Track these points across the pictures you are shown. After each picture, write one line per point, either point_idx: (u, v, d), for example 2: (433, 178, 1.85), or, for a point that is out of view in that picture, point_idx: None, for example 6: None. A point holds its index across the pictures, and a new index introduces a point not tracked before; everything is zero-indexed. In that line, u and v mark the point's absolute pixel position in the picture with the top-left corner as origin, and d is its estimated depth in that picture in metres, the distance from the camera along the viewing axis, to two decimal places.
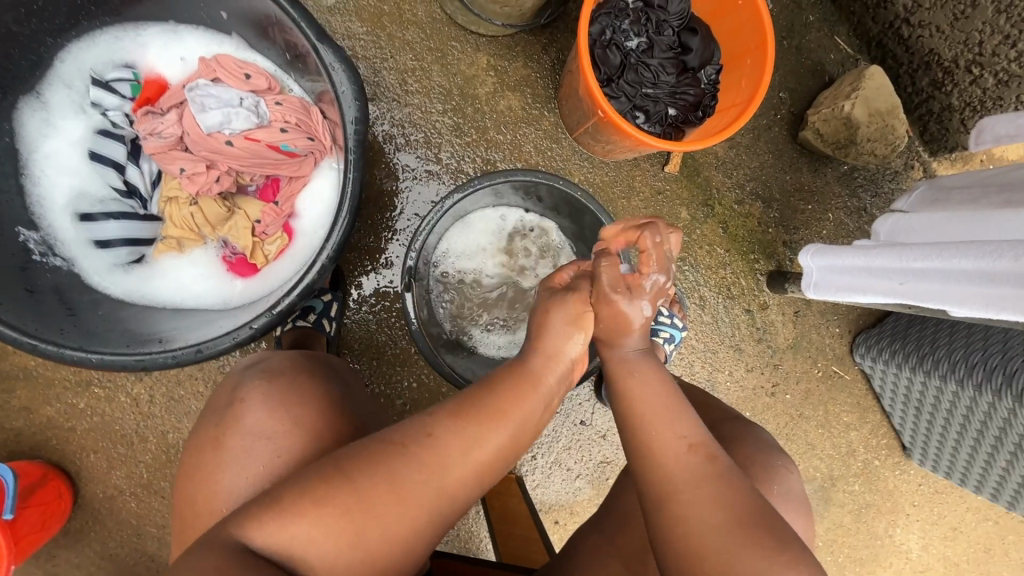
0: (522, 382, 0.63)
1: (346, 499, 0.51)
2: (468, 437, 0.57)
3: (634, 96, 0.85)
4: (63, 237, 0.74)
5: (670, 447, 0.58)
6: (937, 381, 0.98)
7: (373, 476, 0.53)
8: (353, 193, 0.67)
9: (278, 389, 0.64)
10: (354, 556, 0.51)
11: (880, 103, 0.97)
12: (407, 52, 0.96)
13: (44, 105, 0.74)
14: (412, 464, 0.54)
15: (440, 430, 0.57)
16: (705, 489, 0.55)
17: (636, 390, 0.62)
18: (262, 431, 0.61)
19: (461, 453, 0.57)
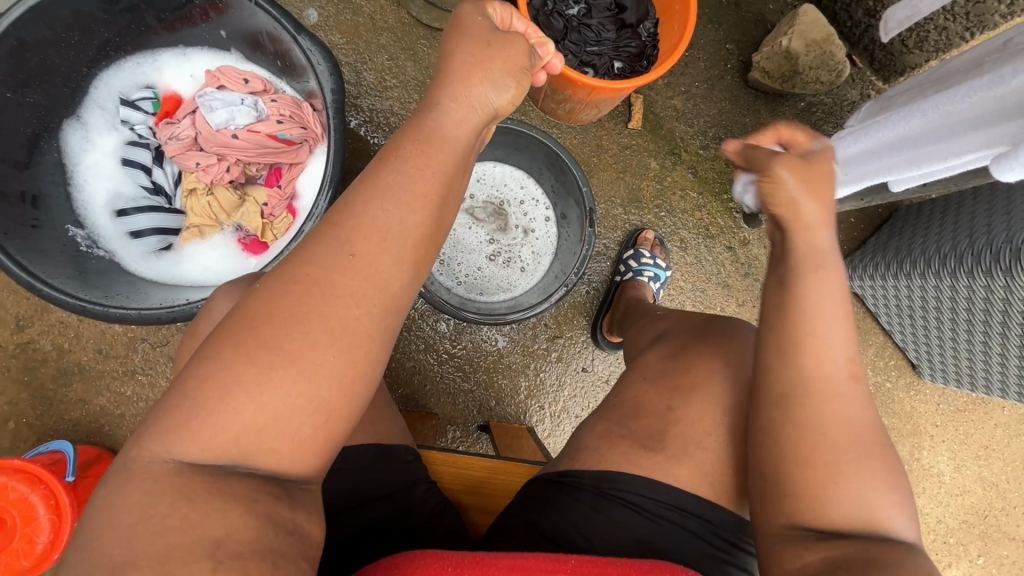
0: (425, 147, 0.51)
1: (282, 352, 0.45)
2: (388, 240, 0.48)
3: (580, 54, 0.95)
4: (103, 233, 0.87)
5: (825, 350, 0.55)
6: (929, 278, 0.99)
7: (303, 327, 0.45)
8: (336, 153, 0.78)
9: (238, 282, 0.68)
10: (309, 421, 0.45)
11: (815, 33, 1.05)
12: (382, 53, 1.10)
13: (83, 125, 0.89)
14: (340, 293, 0.46)
15: (359, 242, 0.47)
16: (839, 407, 0.54)
17: (813, 292, 0.55)
18: (219, 316, 0.65)
19: (393, 263, 0.48)
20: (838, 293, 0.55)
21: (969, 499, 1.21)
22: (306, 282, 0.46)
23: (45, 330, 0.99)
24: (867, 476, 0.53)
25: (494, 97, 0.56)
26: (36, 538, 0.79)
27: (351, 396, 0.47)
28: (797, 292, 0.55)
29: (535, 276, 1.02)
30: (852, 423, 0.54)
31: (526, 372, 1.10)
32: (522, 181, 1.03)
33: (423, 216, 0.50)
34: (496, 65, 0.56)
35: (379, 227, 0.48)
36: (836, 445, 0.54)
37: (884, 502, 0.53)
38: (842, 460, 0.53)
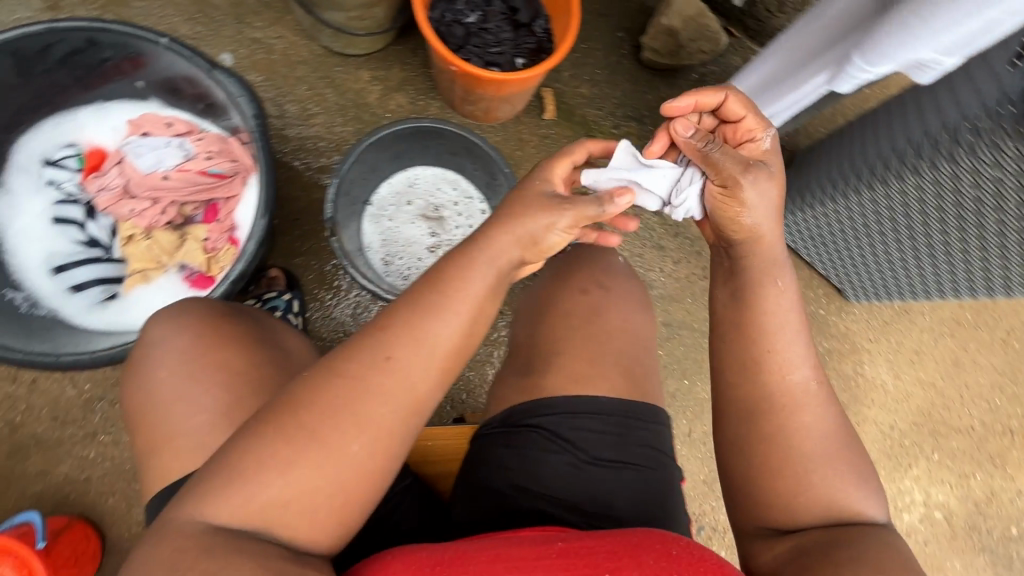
0: (467, 257, 0.56)
1: (317, 440, 0.49)
2: (426, 355, 0.53)
3: (484, 55, 1.03)
4: (44, 293, 0.87)
5: (812, 498, 0.61)
6: (861, 192, 0.96)
7: (337, 422, 0.50)
8: (265, 166, 0.82)
9: (180, 304, 0.64)
10: (334, 501, 0.49)
11: (689, 10, 1.17)
12: (301, 85, 1.15)
13: (8, 190, 0.89)
14: (377, 395, 0.51)
15: (401, 346, 0.52)
16: (819, 497, 0.61)
17: (817, 486, 0.61)
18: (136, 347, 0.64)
19: (426, 367, 0.53)
20: (869, 506, 0.61)
21: (914, 401, 1.32)
22: (347, 379, 0.51)
23: None
24: (834, 482, 0.61)
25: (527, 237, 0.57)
26: None
27: (374, 478, 0.51)
28: (799, 490, 0.61)
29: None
30: (832, 507, 0.61)
31: (490, 361, 1.13)
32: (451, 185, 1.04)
33: (462, 330, 0.54)
34: (565, 216, 0.57)
35: (424, 338, 0.53)
36: (817, 519, 0.60)
37: (849, 496, 0.61)
38: (804, 515, 0.61)
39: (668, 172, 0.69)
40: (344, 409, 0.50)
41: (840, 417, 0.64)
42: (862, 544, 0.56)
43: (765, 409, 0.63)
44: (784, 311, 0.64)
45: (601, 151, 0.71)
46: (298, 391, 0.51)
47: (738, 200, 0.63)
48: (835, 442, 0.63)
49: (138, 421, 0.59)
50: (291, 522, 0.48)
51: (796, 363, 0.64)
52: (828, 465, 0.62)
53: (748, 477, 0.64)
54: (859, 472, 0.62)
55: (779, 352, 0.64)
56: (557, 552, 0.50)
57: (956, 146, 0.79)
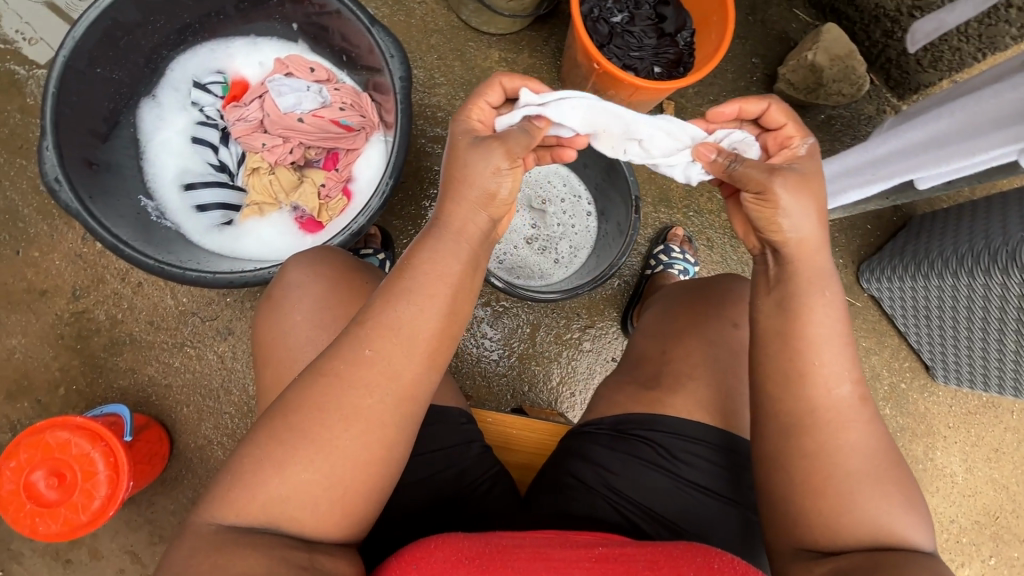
0: (435, 247, 0.56)
1: (308, 437, 0.51)
2: (403, 346, 0.53)
3: (623, 57, 1.02)
4: (171, 205, 0.92)
5: (859, 517, 0.55)
6: (974, 274, 0.99)
7: (324, 417, 0.51)
8: (403, 128, 0.83)
9: (309, 254, 0.73)
10: (331, 497, 0.51)
11: (838, 49, 1.12)
12: (432, 53, 1.17)
13: (158, 105, 0.94)
14: (357, 388, 0.52)
15: (375, 340, 0.52)
16: (869, 517, 0.55)
17: (866, 506, 0.55)
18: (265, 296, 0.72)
19: (406, 357, 0.53)
20: (924, 534, 0.55)
21: (981, 500, 1.25)
22: (331, 375, 0.52)
23: (100, 301, 1.03)
24: (888, 504, 0.55)
25: (477, 210, 0.57)
26: (95, 492, 0.81)
27: (370, 467, 0.52)
28: (845, 508, 0.55)
29: (572, 266, 1.05)
30: (882, 529, 0.55)
31: (559, 360, 1.14)
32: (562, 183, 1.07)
33: (433, 321, 0.54)
34: (495, 158, 0.56)
35: (393, 329, 0.53)
36: (866, 540, 0.54)
37: (904, 521, 0.55)
38: (853, 536, 0.54)
39: (581, 102, 0.67)
40: (328, 406, 0.51)
41: (884, 432, 0.58)
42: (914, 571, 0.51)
43: (794, 422, 0.57)
44: (823, 323, 0.57)
45: (507, 96, 0.66)
46: (293, 391, 0.53)
47: (773, 203, 0.57)
48: (881, 460, 0.56)
49: (264, 360, 0.68)
50: (293, 514, 0.50)
51: (839, 378, 0.57)
52: (872, 483, 0.55)
53: (779, 496, 0.58)
54: (905, 493, 0.56)
55: (822, 368, 0.56)
56: (596, 557, 0.52)
57: (1013, 262, 0.92)
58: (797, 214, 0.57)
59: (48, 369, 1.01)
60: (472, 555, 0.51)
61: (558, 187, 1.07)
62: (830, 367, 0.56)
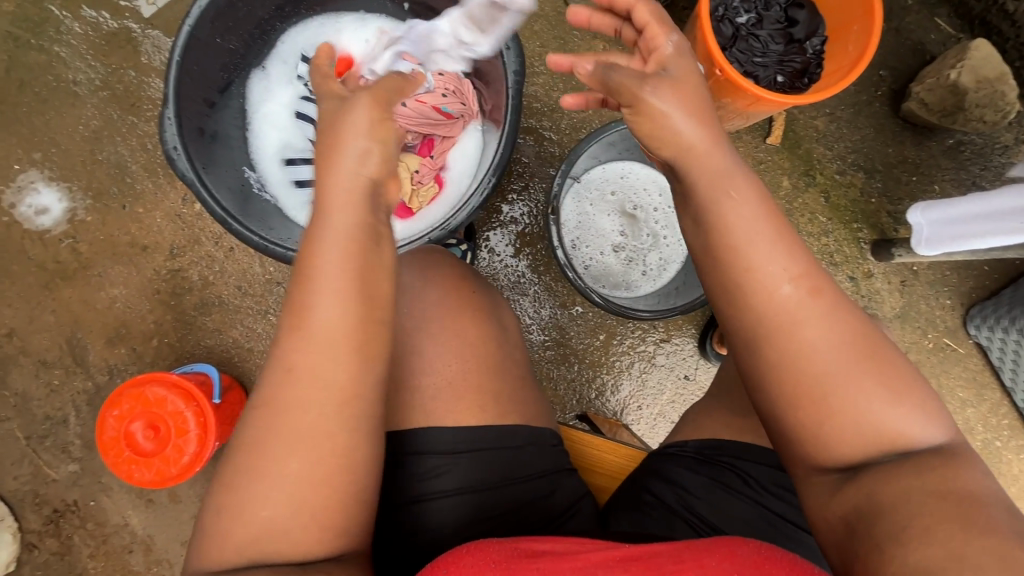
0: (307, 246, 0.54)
1: (271, 460, 0.52)
2: (332, 338, 0.52)
3: (746, 63, 0.95)
4: (271, 179, 0.94)
5: (856, 436, 0.51)
6: None
7: (279, 442, 0.52)
8: (511, 124, 0.81)
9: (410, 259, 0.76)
10: (319, 512, 0.52)
11: (988, 70, 1.01)
12: (534, 40, 1.12)
13: (266, 75, 0.94)
14: (297, 400, 0.52)
15: (296, 353, 0.53)
16: (866, 433, 0.51)
17: (868, 418, 0.51)
18: None
19: (332, 358, 0.53)
20: (924, 417, 0.52)
21: None
22: (274, 401, 0.53)
23: (194, 261, 1.07)
24: (884, 399, 0.51)
25: (359, 167, 0.54)
26: (185, 448, 0.85)
27: (334, 471, 0.53)
28: (838, 440, 0.52)
29: (659, 281, 0.99)
30: (884, 437, 0.51)
31: (629, 372, 1.11)
32: (659, 193, 0.99)
33: (345, 308, 0.53)
34: (360, 111, 0.55)
35: (314, 328, 0.52)
36: (873, 449, 0.51)
37: (908, 420, 0.51)
38: (862, 463, 0.51)
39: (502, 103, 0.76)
40: (274, 429, 0.52)
41: (849, 311, 0.53)
42: (916, 493, 0.47)
43: (763, 338, 0.53)
44: (750, 225, 0.52)
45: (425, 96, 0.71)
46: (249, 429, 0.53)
47: (645, 115, 0.55)
48: (850, 350, 0.52)
49: None
50: (281, 542, 0.51)
51: (783, 281, 0.52)
52: (868, 392, 0.51)
53: (779, 435, 0.55)
54: (894, 386, 0.52)
55: (759, 271, 0.52)
56: (619, 556, 0.50)
57: None
58: (681, 119, 0.54)
59: (143, 321, 1.07)
60: (499, 560, 0.49)
61: (656, 196, 0.99)
62: (781, 302, 0.52)
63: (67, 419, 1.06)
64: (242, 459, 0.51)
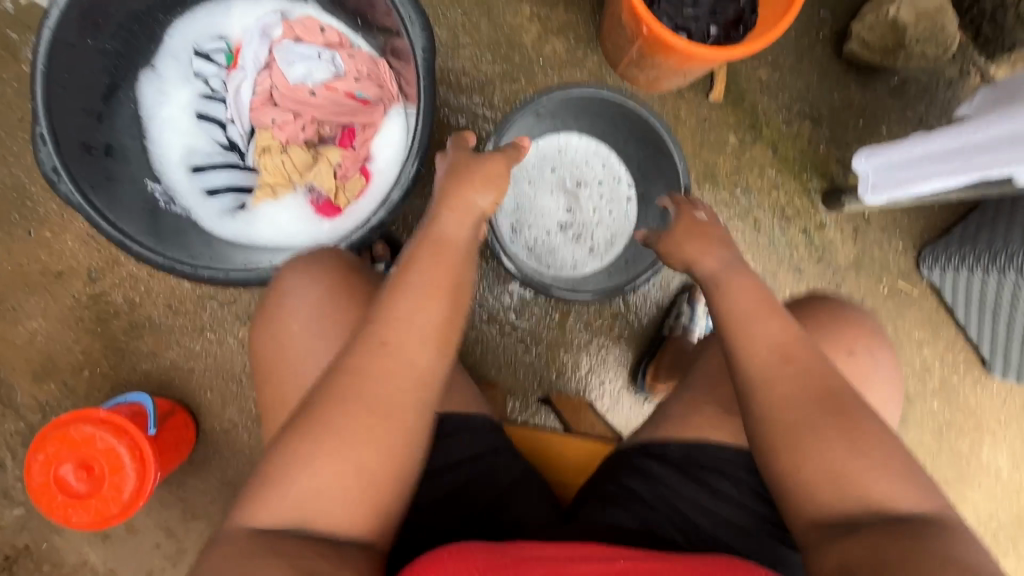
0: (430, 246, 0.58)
1: (331, 428, 0.51)
2: (421, 330, 0.54)
3: (676, 17, 0.91)
4: (179, 189, 0.86)
5: (863, 480, 0.53)
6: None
7: (346, 414, 0.51)
8: (427, 109, 0.75)
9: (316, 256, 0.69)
10: (362, 490, 0.51)
11: (926, 3, 0.98)
12: (456, 8, 1.04)
13: (157, 75, 0.85)
14: (376, 377, 0.52)
15: (388, 332, 0.54)
16: (870, 482, 0.53)
17: (865, 479, 0.53)
18: (289, 286, 0.67)
19: (420, 347, 0.54)
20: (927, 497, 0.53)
21: None
22: (349, 372, 0.53)
23: (116, 283, 1.00)
24: (884, 474, 0.53)
25: (477, 201, 0.62)
26: (123, 486, 0.81)
27: (394, 463, 0.52)
28: (842, 483, 0.53)
29: (608, 256, 0.96)
30: (889, 491, 0.52)
31: (588, 349, 1.08)
32: (598, 165, 0.97)
33: (441, 309, 0.55)
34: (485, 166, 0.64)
35: (384, 339, 0.53)
36: (869, 507, 0.52)
37: (903, 493, 0.52)
38: (855, 509, 0.52)
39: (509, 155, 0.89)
40: (352, 399, 0.52)
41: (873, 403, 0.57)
42: (890, 553, 0.48)
43: (746, 375, 0.59)
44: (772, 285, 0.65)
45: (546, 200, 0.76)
46: (321, 391, 0.52)
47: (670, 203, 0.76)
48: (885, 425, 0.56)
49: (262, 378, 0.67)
50: (323, 510, 0.50)
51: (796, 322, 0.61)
52: (851, 447, 0.54)
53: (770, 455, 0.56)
54: (905, 468, 0.54)
55: (780, 311, 0.62)
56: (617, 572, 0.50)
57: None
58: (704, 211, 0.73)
59: (70, 353, 1.00)
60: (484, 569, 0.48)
61: (596, 166, 0.97)
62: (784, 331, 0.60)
63: (4, 463, 1.00)
64: (305, 426, 0.51)
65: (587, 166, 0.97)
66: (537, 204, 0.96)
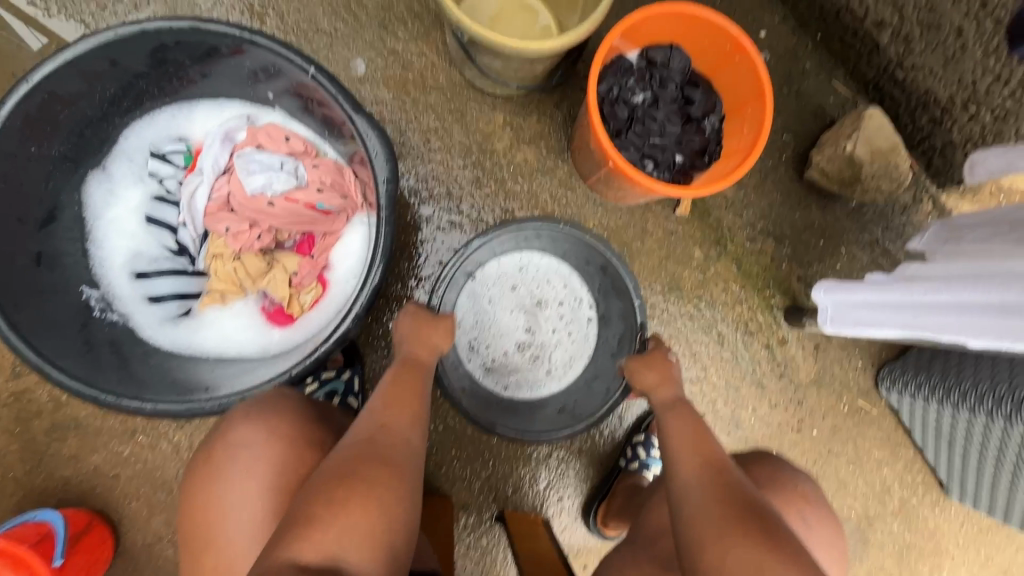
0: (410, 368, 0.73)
1: (349, 488, 0.56)
2: (413, 419, 0.66)
3: (642, 146, 0.92)
4: (119, 294, 0.82)
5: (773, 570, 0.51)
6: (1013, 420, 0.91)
7: (358, 479, 0.57)
8: (386, 238, 0.76)
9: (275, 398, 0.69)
10: (377, 542, 0.54)
11: (880, 141, 1.02)
12: (429, 113, 1.04)
13: (108, 177, 0.83)
14: (389, 444, 0.62)
15: (389, 415, 0.65)
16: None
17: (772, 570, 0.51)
18: (239, 441, 0.64)
19: (413, 429, 0.66)
20: None
21: None
22: (365, 443, 0.61)
23: (42, 381, 0.92)
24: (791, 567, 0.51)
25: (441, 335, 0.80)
26: None
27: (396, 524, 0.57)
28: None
29: (563, 378, 1.00)
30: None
31: (547, 463, 1.04)
32: (558, 286, 1.01)
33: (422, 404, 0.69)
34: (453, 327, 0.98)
35: (383, 423, 0.64)
36: None
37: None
38: None
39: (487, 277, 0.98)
40: (365, 463, 0.59)
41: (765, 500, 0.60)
42: None
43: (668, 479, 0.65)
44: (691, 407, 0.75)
45: None
46: (337, 465, 0.58)
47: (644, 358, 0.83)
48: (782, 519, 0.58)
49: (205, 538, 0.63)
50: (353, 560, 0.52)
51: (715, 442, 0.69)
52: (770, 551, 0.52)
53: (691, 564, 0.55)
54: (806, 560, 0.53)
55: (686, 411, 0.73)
56: None
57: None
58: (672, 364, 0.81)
59: None
60: None
61: (557, 285, 1.02)
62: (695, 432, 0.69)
63: None
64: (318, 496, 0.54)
65: (545, 287, 1.01)
66: (495, 322, 0.99)
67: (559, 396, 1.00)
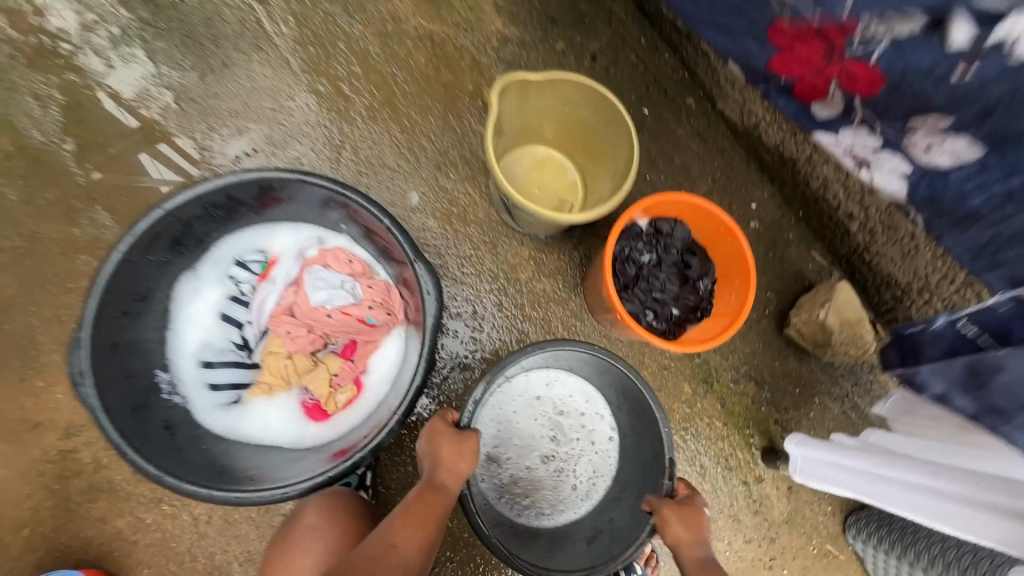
0: (431, 492, 0.83)
1: None
2: (416, 547, 0.77)
3: (645, 299, 1.08)
4: (184, 379, 0.95)
5: None
6: None
7: None
8: (425, 362, 0.90)
9: (328, 500, 0.91)
10: None
11: (849, 313, 1.19)
12: (467, 242, 1.22)
13: (194, 276, 0.98)
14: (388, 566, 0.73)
15: (397, 538, 0.77)
16: None
17: None
18: (310, 525, 0.89)
19: (414, 555, 0.77)
20: None
21: None
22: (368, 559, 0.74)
23: (89, 444, 1.02)
24: None
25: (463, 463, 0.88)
26: None
27: None
28: None
29: (590, 492, 1.08)
30: None
31: None
32: (580, 398, 1.10)
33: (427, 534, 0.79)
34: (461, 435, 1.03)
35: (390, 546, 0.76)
36: None
37: None
38: None
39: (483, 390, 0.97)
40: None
41: None
42: None
43: None
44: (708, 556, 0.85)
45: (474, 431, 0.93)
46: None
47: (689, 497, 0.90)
48: None
49: None
50: None
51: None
52: None
53: None
54: None
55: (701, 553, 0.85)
56: None
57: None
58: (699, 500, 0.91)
59: (19, 507, 1.00)
60: None
61: (581, 402, 1.11)
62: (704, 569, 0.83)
63: None
64: None
65: (566, 402, 1.11)
66: (523, 440, 1.09)
67: (587, 511, 1.07)
